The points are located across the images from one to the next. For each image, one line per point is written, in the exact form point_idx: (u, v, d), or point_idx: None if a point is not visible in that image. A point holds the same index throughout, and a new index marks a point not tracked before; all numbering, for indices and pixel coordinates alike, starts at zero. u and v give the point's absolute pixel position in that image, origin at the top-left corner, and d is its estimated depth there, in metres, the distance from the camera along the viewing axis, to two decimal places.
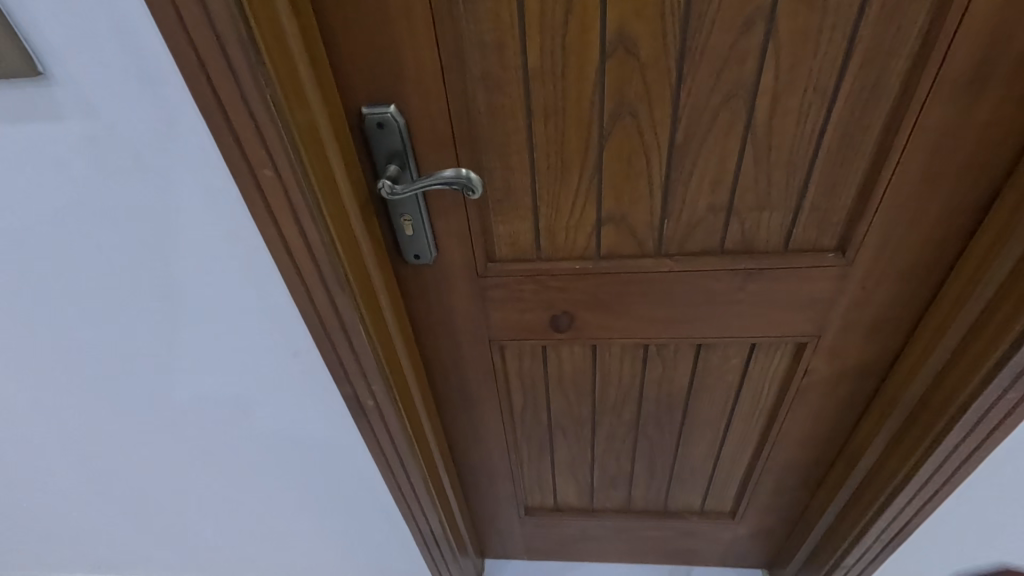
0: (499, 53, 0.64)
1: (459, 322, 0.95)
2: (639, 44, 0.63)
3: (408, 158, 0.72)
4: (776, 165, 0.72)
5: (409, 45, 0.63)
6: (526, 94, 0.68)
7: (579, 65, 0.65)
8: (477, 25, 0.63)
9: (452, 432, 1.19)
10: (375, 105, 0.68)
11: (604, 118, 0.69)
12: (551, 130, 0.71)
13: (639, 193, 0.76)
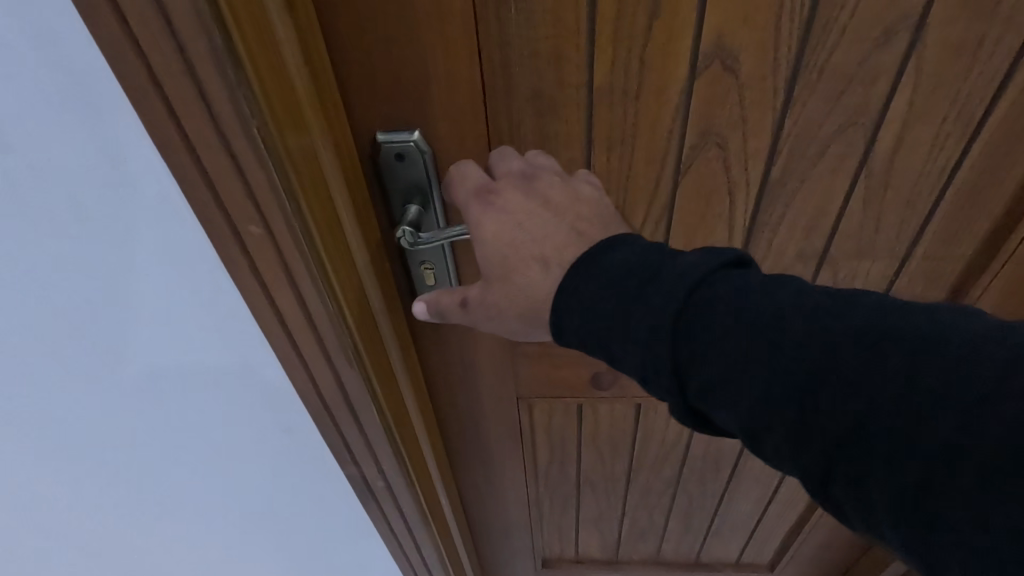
0: (557, 68, 0.50)
1: (482, 383, 0.79)
2: (741, 58, 0.48)
3: (433, 197, 0.56)
4: (889, 206, 0.58)
5: (443, 57, 0.48)
6: (587, 120, 0.53)
7: (660, 84, 0.50)
8: (531, 32, 0.48)
9: (467, 495, 1.03)
10: (393, 133, 0.52)
11: (683, 149, 0.55)
12: (613, 165, 0.56)
13: (716, 238, 0.62)
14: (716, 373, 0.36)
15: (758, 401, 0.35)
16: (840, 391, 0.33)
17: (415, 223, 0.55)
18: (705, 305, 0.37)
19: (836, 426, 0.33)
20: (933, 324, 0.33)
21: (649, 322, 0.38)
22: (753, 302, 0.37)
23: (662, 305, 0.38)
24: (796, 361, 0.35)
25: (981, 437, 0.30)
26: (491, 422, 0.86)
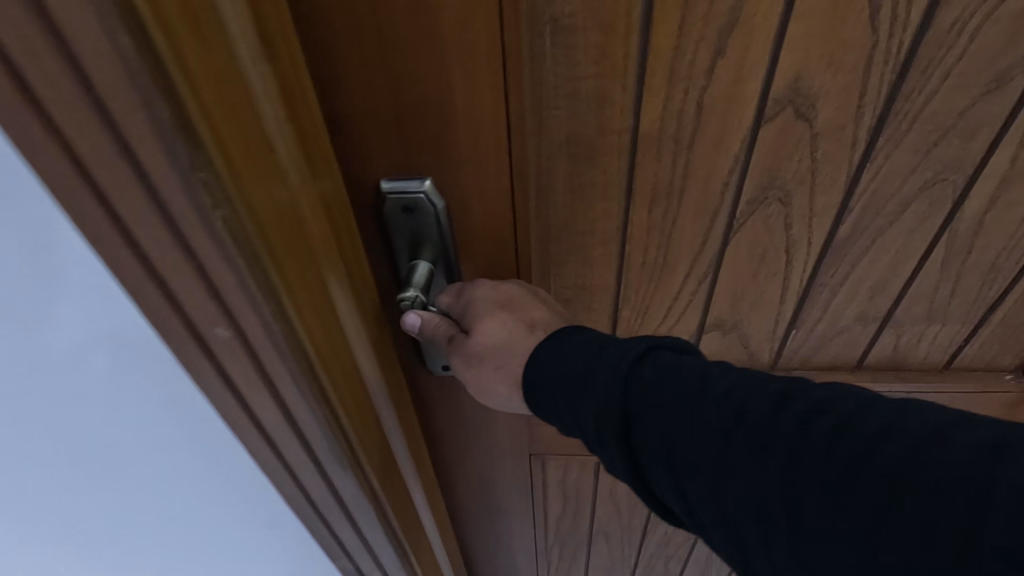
0: (598, 111, 0.42)
1: (493, 445, 0.71)
2: (820, 104, 0.41)
3: (447, 251, 0.48)
4: (971, 269, 0.51)
5: (464, 99, 0.39)
6: (629, 170, 0.45)
7: (720, 132, 0.42)
8: (570, 70, 0.39)
9: (472, 549, 0.95)
10: (398, 182, 0.44)
11: (739, 204, 0.47)
12: (654, 219, 0.48)
13: (767, 297, 0.55)
14: (649, 435, 0.39)
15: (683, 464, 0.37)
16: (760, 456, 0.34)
17: (424, 286, 0.47)
18: (647, 374, 0.40)
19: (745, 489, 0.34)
20: (866, 397, 0.33)
21: (596, 388, 0.41)
22: (696, 376, 0.39)
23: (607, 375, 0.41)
24: (721, 428, 0.36)
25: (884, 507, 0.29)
26: (502, 482, 0.78)
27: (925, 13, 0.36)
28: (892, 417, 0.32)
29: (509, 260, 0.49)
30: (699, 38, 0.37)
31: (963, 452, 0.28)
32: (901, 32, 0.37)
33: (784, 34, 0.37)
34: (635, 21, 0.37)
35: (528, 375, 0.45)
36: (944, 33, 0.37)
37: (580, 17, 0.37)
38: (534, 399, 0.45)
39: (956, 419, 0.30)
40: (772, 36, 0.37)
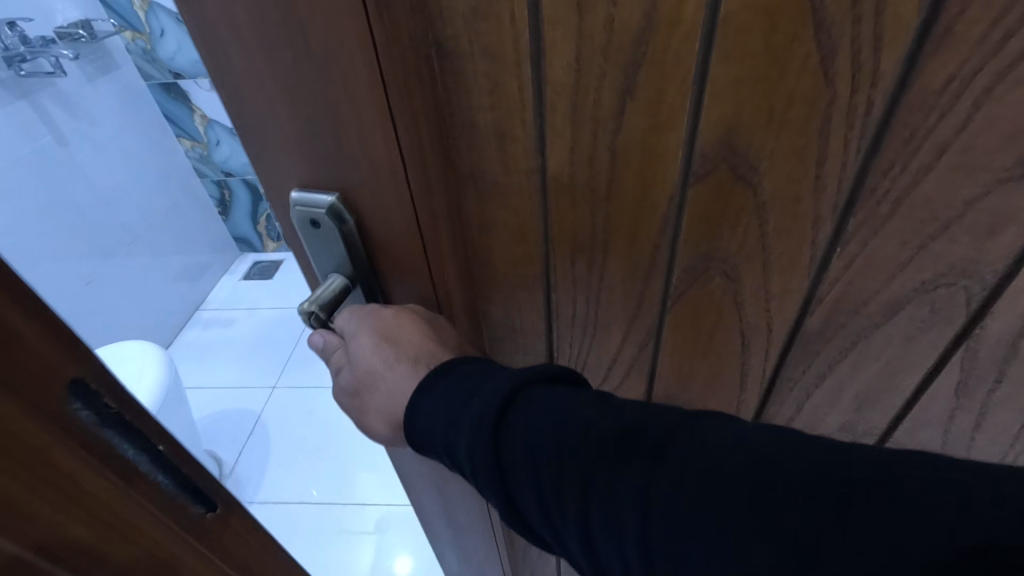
0: (501, 145, 0.35)
1: (450, 489, 0.66)
2: (762, 167, 0.32)
3: (369, 272, 0.40)
4: (1000, 395, 0.39)
5: (357, 132, 0.31)
6: (543, 214, 0.38)
7: (642, 184, 0.35)
8: (465, 99, 0.33)
9: (443, 549, 0.89)
10: (307, 193, 0.35)
11: (673, 269, 0.39)
12: (577, 269, 0.41)
13: (723, 380, 0.46)
14: (526, 480, 0.34)
15: (565, 517, 0.33)
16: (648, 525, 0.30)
17: (327, 305, 0.40)
18: (530, 403, 0.35)
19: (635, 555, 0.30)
20: (740, 434, 0.30)
21: (485, 429, 0.35)
22: (565, 418, 0.34)
23: (483, 407, 0.36)
24: (614, 482, 0.32)
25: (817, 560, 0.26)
26: (466, 521, 0.73)
27: (900, 69, 0.27)
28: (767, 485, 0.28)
29: (427, 295, 0.42)
30: (601, 73, 0.30)
31: (864, 484, 0.26)
32: (868, 88, 0.27)
33: (705, 78, 0.30)
34: (525, 48, 0.30)
35: (413, 408, 0.39)
36: (934, 94, 0.27)
37: (465, 40, 0.30)
38: (414, 437, 0.39)
39: (827, 444, 0.29)
40: (690, 82, 0.30)
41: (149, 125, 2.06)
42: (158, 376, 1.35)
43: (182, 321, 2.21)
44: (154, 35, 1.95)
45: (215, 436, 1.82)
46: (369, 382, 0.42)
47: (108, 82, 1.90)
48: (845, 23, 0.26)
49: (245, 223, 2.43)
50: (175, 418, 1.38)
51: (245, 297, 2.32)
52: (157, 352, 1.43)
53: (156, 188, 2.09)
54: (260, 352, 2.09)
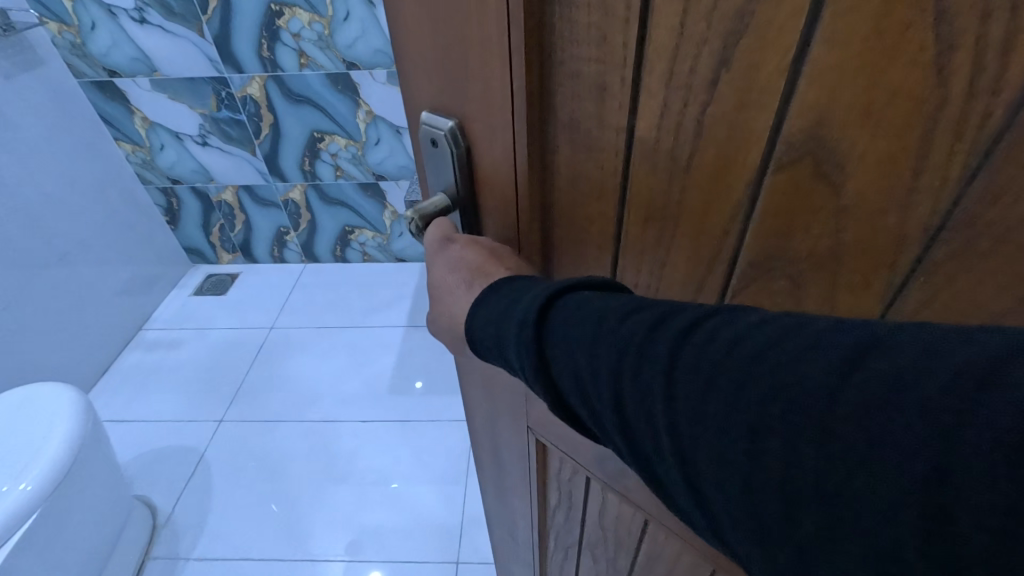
0: (599, 99, 0.36)
1: (501, 422, 0.73)
2: (849, 167, 0.33)
3: (469, 197, 0.47)
4: None
5: (477, 66, 0.37)
6: (623, 179, 0.39)
7: (720, 166, 0.35)
8: (572, 47, 0.35)
9: (489, 495, 0.97)
10: (434, 115, 0.44)
11: (739, 256, 0.39)
12: (644, 242, 0.42)
13: None
14: (568, 376, 0.38)
15: (603, 402, 0.36)
16: (677, 406, 0.32)
17: (426, 217, 0.48)
18: (561, 311, 0.38)
19: (667, 433, 0.33)
20: (776, 328, 0.31)
21: (516, 327, 0.39)
22: (602, 314, 0.37)
23: (530, 303, 0.39)
24: (643, 372, 0.34)
25: (843, 426, 0.27)
26: (511, 462, 0.80)
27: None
28: (802, 361, 0.29)
29: (509, 233, 0.47)
30: (702, 40, 0.31)
31: (895, 359, 0.27)
32: (988, 96, 0.27)
33: (802, 60, 0.30)
34: (635, 7, 0.31)
35: (474, 307, 0.42)
36: None
37: None
38: (473, 334, 0.43)
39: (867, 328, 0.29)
40: (787, 62, 0.30)
41: (84, 129, 2.01)
42: (68, 425, 1.27)
43: (121, 342, 2.18)
44: (84, 29, 1.86)
45: (152, 479, 1.77)
46: (442, 298, 0.47)
47: (30, 79, 1.80)
48: (971, 17, 0.26)
49: (197, 235, 2.46)
50: (86, 469, 1.30)
51: (192, 317, 2.33)
52: (74, 396, 1.36)
53: (96, 201, 2.05)
54: (207, 380, 2.08)
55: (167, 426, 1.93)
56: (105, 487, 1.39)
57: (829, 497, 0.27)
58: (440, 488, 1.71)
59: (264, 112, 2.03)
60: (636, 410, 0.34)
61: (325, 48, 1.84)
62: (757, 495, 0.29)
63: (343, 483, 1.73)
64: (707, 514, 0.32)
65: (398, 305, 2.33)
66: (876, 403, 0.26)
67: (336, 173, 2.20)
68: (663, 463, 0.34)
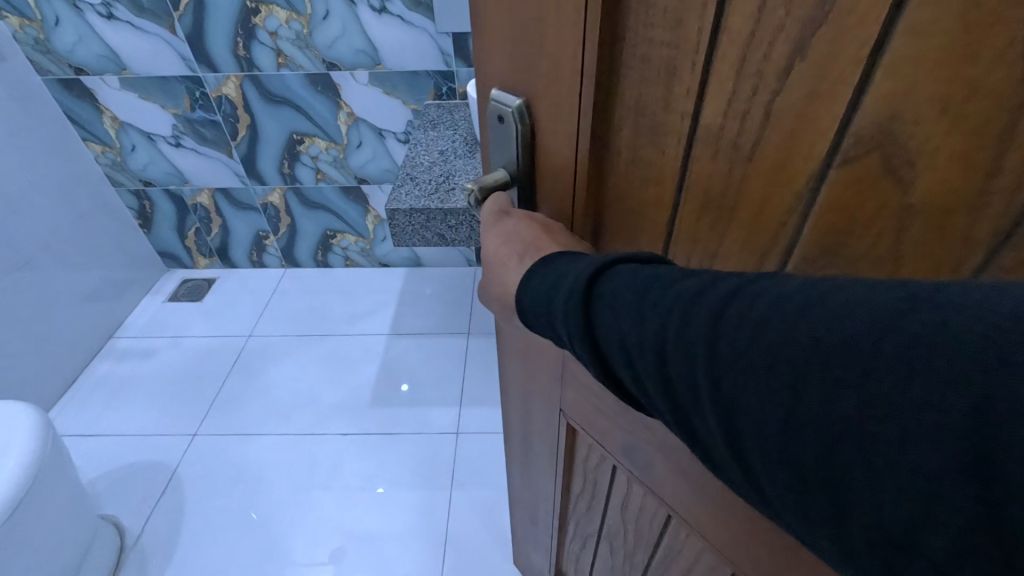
0: (666, 84, 0.36)
1: (534, 402, 0.75)
2: (919, 165, 0.29)
3: (529, 173, 0.50)
4: None
5: (549, 46, 0.40)
6: (684, 166, 0.39)
7: (783, 157, 0.33)
8: (646, 29, 0.36)
9: (513, 477, 0.98)
10: (504, 94, 0.47)
11: (791, 252, 0.37)
12: (697, 234, 0.41)
13: None
14: (615, 340, 0.38)
15: (646, 369, 0.37)
16: (721, 368, 0.33)
17: (487, 190, 0.51)
18: (611, 278, 0.40)
19: (710, 395, 0.33)
20: (826, 287, 0.31)
21: (565, 289, 0.41)
22: (649, 282, 0.38)
23: (580, 273, 0.40)
24: (687, 330, 0.35)
25: (884, 373, 0.27)
26: (539, 443, 0.81)
27: None
28: (844, 319, 0.29)
29: (563, 210, 0.49)
30: (778, 27, 0.30)
31: (943, 311, 0.26)
32: None
33: (879, 51, 0.28)
34: None
35: (524, 280, 0.44)
36: None
37: None
38: (525, 305, 0.45)
39: (918, 288, 0.28)
40: (866, 48, 0.28)
41: (53, 127, 1.92)
42: (23, 452, 1.18)
43: (91, 352, 2.08)
44: (47, 25, 1.76)
45: (121, 499, 1.68)
46: (495, 271, 0.48)
47: None
48: None
49: (171, 238, 2.37)
50: (44, 496, 1.21)
51: (167, 324, 2.23)
52: (37, 417, 1.27)
53: (66, 202, 1.96)
54: (183, 390, 1.99)
55: (136, 441, 1.83)
56: (67, 514, 1.30)
57: (865, 442, 0.27)
58: (422, 504, 1.65)
59: (241, 113, 1.96)
60: (680, 368, 0.35)
61: (304, 47, 1.78)
62: (800, 453, 0.30)
63: (320, 500, 1.67)
64: (750, 474, 0.33)
65: (382, 311, 2.28)
66: (918, 351, 0.26)
67: (316, 176, 2.13)
68: (705, 426, 0.35)
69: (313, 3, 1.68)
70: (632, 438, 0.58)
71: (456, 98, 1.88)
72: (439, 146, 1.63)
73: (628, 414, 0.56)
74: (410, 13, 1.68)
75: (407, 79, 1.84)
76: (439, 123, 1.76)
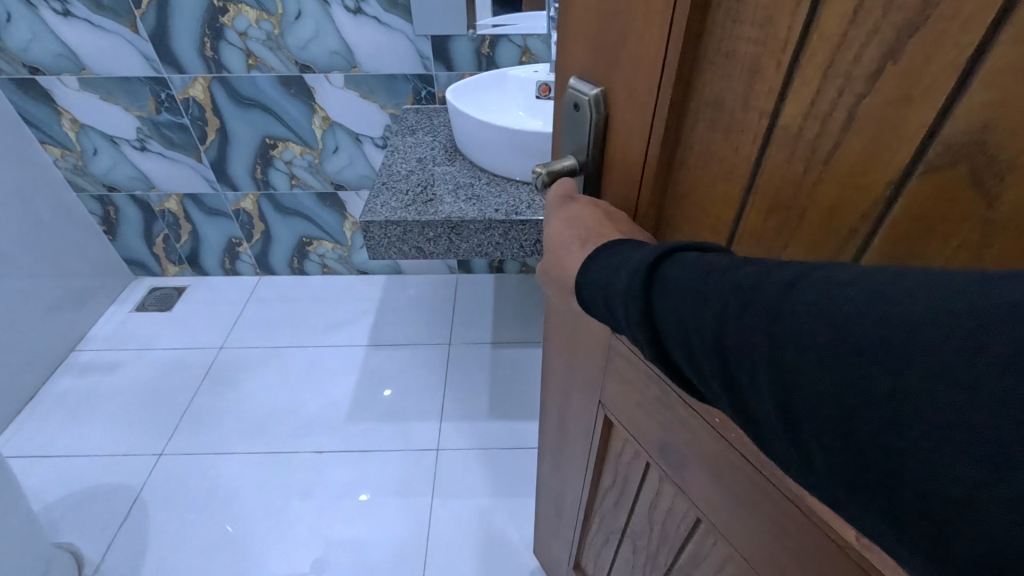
0: (749, 83, 0.36)
1: (573, 391, 0.73)
2: (1011, 179, 0.26)
3: (598, 161, 0.50)
4: None
5: (633, 35, 0.41)
6: (756, 166, 0.37)
7: (862, 161, 0.31)
8: (735, 27, 0.35)
9: (543, 465, 0.97)
10: (582, 82, 0.48)
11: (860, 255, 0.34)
12: (763, 238, 0.39)
13: None
14: (674, 335, 0.36)
15: (705, 358, 0.34)
16: (782, 347, 0.30)
17: (553, 173, 0.51)
18: (668, 270, 0.37)
19: (767, 372, 0.31)
20: (891, 276, 0.28)
21: (625, 274, 0.39)
22: (707, 273, 0.35)
23: (645, 255, 0.38)
24: (740, 328, 0.32)
25: (948, 372, 0.24)
26: (573, 434, 0.79)
27: None
28: (933, 302, 0.26)
29: (626, 199, 0.49)
30: (873, 30, 0.28)
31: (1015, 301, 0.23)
32: None
33: (979, 58, 0.25)
34: None
35: (585, 264, 0.43)
36: None
37: None
38: (584, 291, 0.44)
39: (992, 276, 0.25)
40: (964, 57, 0.26)
41: (12, 128, 1.81)
42: None
43: (49, 366, 1.95)
44: None
45: (79, 525, 1.57)
46: (553, 254, 0.48)
47: None
48: None
49: (137, 245, 2.25)
50: None
51: (133, 336, 2.11)
52: None
53: (23, 208, 1.83)
54: (149, 405, 1.88)
55: (96, 462, 1.71)
56: (14, 550, 1.20)
57: (929, 449, 0.25)
58: (402, 524, 1.58)
59: (209, 116, 1.87)
60: (737, 368, 0.32)
61: (275, 49, 1.71)
62: (866, 439, 0.27)
63: (293, 525, 1.58)
64: (803, 464, 0.31)
65: (360, 321, 2.21)
66: (990, 346, 0.23)
67: (290, 181, 2.06)
68: (757, 405, 0.32)
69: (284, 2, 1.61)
70: (668, 435, 0.56)
71: (435, 102, 1.83)
72: (418, 152, 1.58)
73: (670, 411, 0.53)
74: (387, 14, 1.63)
75: (384, 82, 1.79)
76: (418, 129, 1.71)
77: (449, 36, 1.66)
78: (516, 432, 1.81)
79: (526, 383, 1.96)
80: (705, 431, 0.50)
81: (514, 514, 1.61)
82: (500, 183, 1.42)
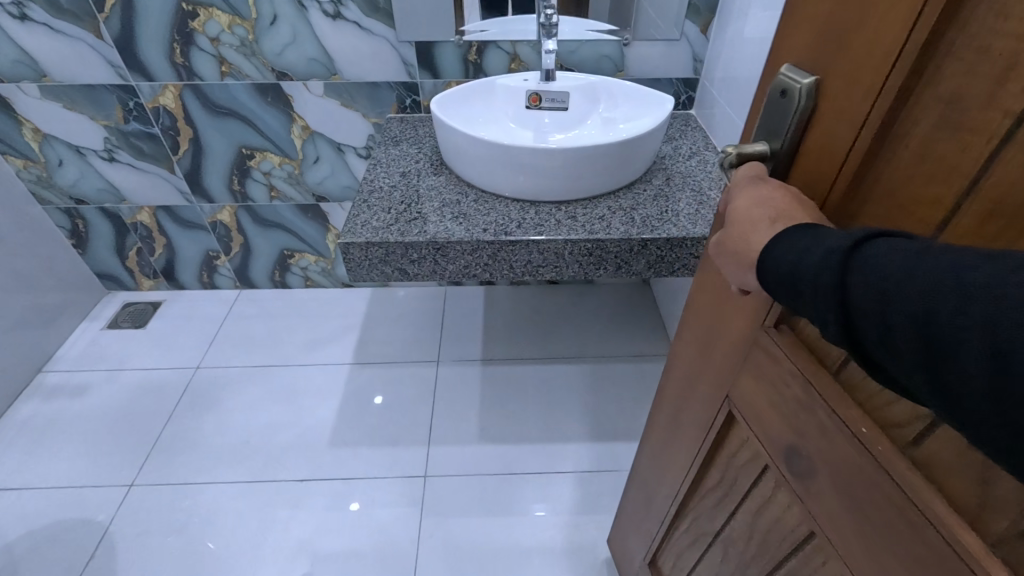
0: (998, 80, 0.32)
1: (700, 382, 0.70)
2: None
3: (794, 149, 0.49)
4: None
5: (872, 21, 0.39)
6: (983, 169, 0.34)
7: None
8: (994, 23, 0.32)
9: (642, 450, 0.97)
10: (796, 70, 0.47)
11: None
12: (977, 239, 0.35)
13: None
14: (871, 326, 0.32)
15: (909, 357, 0.30)
16: (1011, 353, 0.25)
17: (741, 155, 0.51)
18: (869, 255, 0.33)
19: (987, 370, 0.26)
20: None
21: (817, 258, 0.36)
22: (912, 265, 0.31)
23: (846, 236, 0.35)
24: (955, 327, 0.28)
25: None
26: (688, 425, 0.77)
27: None
28: None
29: (815, 187, 0.47)
30: None
31: None
32: None
33: None
34: None
35: (769, 245, 0.40)
36: None
37: None
38: (765, 272, 0.41)
39: None
40: None
41: None
42: None
43: (12, 391, 1.80)
44: None
45: (40, 567, 1.43)
46: (736, 228, 0.46)
47: None
48: None
49: (108, 258, 2.12)
50: None
51: (104, 356, 1.97)
52: None
53: None
54: (123, 431, 1.74)
55: (62, 495, 1.57)
56: None
57: None
58: (402, 554, 1.49)
59: (181, 126, 1.76)
60: (949, 369, 0.28)
61: (249, 55, 1.62)
62: None
63: (275, 566, 1.46)
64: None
65: (345, 338, 2.11)
66: None
67: (270, 194, 1.96)
68: (975, 412, 0.27)
69: (258, 6, 1.52)
70: (799, 441, 0.51)
71: (420, 111, 1.77)
72: (401, 166, 1.51)
73: (808, 417, 0.49)
74: (367, 19, 1.56)
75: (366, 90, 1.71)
76: (402, 139, 1.64)
77: (432, 43, 1.61)
78: (510, 454, 1.74)
79: (524, 400, 1.90)
80: (845, 441, 0.45)
81: (509, 543, 1.52)
82: (488, 200, 1.35)
